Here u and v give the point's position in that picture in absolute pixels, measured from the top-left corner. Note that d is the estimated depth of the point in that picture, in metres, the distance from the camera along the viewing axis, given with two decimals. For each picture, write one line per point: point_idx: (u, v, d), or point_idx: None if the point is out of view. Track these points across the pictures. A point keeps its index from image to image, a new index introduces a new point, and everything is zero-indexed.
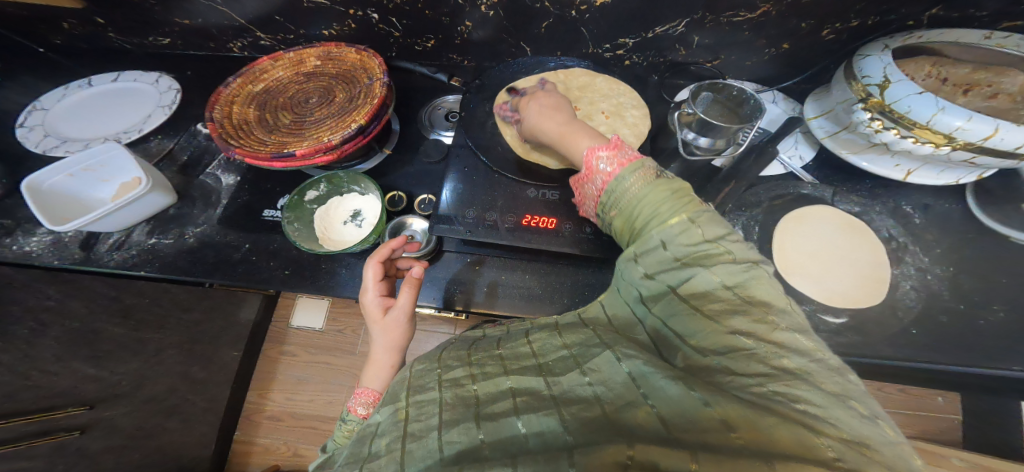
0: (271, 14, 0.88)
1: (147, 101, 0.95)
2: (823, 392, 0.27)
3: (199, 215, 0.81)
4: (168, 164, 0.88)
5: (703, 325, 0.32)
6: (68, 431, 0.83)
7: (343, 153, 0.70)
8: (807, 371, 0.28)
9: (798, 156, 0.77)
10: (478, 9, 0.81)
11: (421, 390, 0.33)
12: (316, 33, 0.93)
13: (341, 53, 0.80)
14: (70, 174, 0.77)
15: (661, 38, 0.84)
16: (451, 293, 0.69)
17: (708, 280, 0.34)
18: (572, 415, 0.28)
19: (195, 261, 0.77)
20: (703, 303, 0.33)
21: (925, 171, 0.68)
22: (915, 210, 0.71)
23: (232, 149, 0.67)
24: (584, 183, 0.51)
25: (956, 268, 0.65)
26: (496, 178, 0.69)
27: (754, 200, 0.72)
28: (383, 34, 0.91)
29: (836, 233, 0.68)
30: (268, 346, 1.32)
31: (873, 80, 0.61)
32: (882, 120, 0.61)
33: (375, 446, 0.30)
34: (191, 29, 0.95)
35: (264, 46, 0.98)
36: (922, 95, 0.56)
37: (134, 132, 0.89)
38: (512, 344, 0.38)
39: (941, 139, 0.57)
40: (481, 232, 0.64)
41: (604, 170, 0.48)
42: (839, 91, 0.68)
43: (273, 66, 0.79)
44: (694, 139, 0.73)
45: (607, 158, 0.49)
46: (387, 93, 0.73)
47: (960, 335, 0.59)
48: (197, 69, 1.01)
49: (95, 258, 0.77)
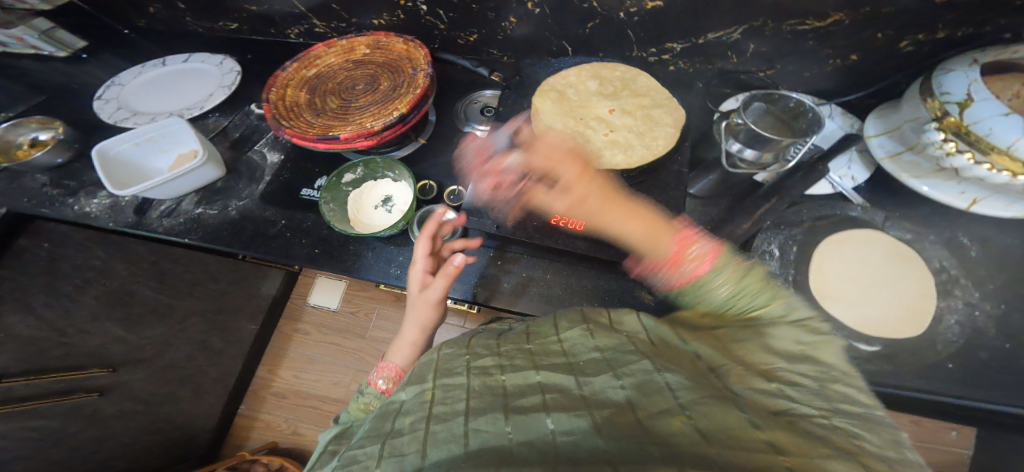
0: (327, 1, 0.92)
1: (210, 80, 1.00)
2: (884, 438, 0.28)
3: (243, 190, 0.86)
4: (221, 139, 0.93)
5: (770, 359, 0.37)
6: (89, 391, 0.86)
7: (383, 140, 0.72)
8: (862, 416, 0.31)
9: (851, 176, 0.73)
10: (524, 5, 0.81)
11: (448, 374, 0.34)
12: (367, 22, 0.96)
13: (390, 43, 0.83)
14: (135, 143, 0.82)
15: (710, 45, 0.82)
16: (473, 285, 0.70)
17: (785, 334, 0.40)
18: (603, 417, 0.27)
19: (235, 232, 0.81)
20: (777, 347, 0.38)
21: (993, 201, 0.62)
22: (973, 243, 0.66)
23: (282, 129, 0.71)
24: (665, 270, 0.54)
25: (1008, 307, 0.61)
26: (527, 175, 0.69)
27: (794, 219, 0.70)
28: (430, 26, 0.93)
29: (883, 261, 0.64)
30: (285, 322, 1.37)
31: (953, 97, 0.57)
32: (956, 141, 0.58)
33: (398, 423, 0.31)
34: (257, 15, 1.00)
35: (318, 32, 1.03)
36: (1009, 115, 0.51)
37: (196, 109, 0.94)
38: (541, 339, 0.39)
39: (1020, 167, 0.54)
40: (510, 228, 0.65)
41: (692, 265, 0.51)
42: (910, 107, 0.65)
43: (326, 51, 0.82)
44: (738, 149, 0.68)
45: (697, 254, 0.51)
46: (430, 84, 0.74)
47: (1000, 379, 0.58)
48: (256, 53, 1.06)
49: (145, 222, 0.83)
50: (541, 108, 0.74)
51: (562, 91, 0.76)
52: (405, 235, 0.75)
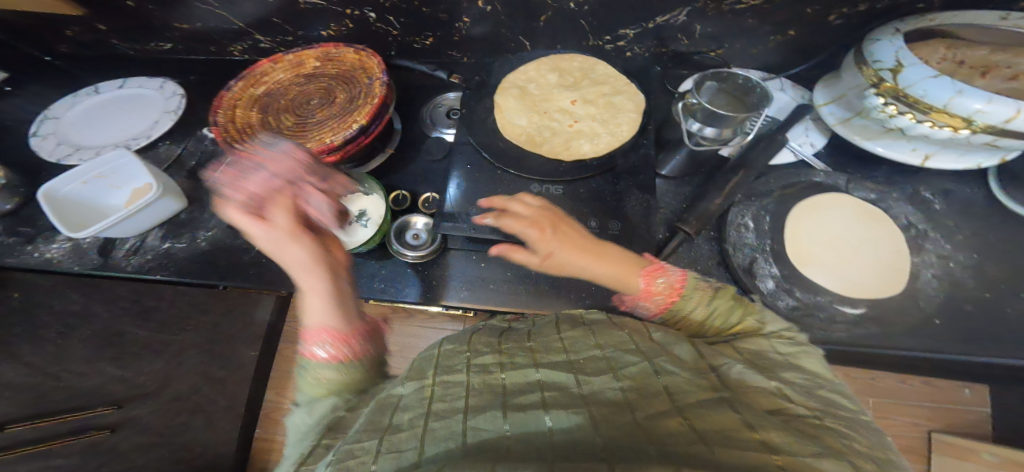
0: (269, 15, 0.88)
1: (152, 106, 0.95)
2: (873, 440, 0.28)
3: (210, 219, 0.83)
4: (178, 169, 0.89)
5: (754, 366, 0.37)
6: (98, 429, 0.84)
7: (346, 154, 0.71)
8: (852, 419, 0.30)
9: (809, 142, 0.76)
10: (475, 4, 0.80)
11: (449, 371, 0.35)
12: (316, 34, 0.92)
13: (340, 54, 0.80)
14: (84, 181, 0.78)
15: (662, 28, 0.82)
16: (454, 289, 0.69)
17: (763, 346, 0.40)
18: (601, 414, 0.28)
19: (207, 263, 0.78)
20: (760, 358, 0.38)
21: (944, 155, 0.65)
22: (934, 195, 0.70)
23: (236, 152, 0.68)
24: (637, 302, 0.51)
25: (981, 256, 0.64)
26: (499, 175, 0.68)
27: (764, 190, 0.71)
28: (381, 33, 0.90)
29: (855, 224, 0.68)
30: (286, 346, 1.32)
31: (885, 65, 0.59)
32: (896, 104, 0.60)
33: (395, 418, 0.31)
34: (192, 33, 0.95)
35: (264, 48, 0.98)
36: (938, 77, 0.54)
37: (142, 138, 0.90)
38: (543, 338, 0.41)
39: (960, 122, 0.56)
40: (485, 228, 0.63)
41: (663, 295, 0.49)
42: (851, 75, 0.67)
43: (273, 67, 0.79)
44: (698, 129, 0.68)
45: (663, 282, 0.50)
46: (387, 92, 0.72)
47: (990, 326, 0.59)
48: (200, 73, 1.02)
49: (112, 263, 0.79)
50: (505, 107, 0.75)
51: (523, 86, 0.79)
52: (383, 249, 0.73)
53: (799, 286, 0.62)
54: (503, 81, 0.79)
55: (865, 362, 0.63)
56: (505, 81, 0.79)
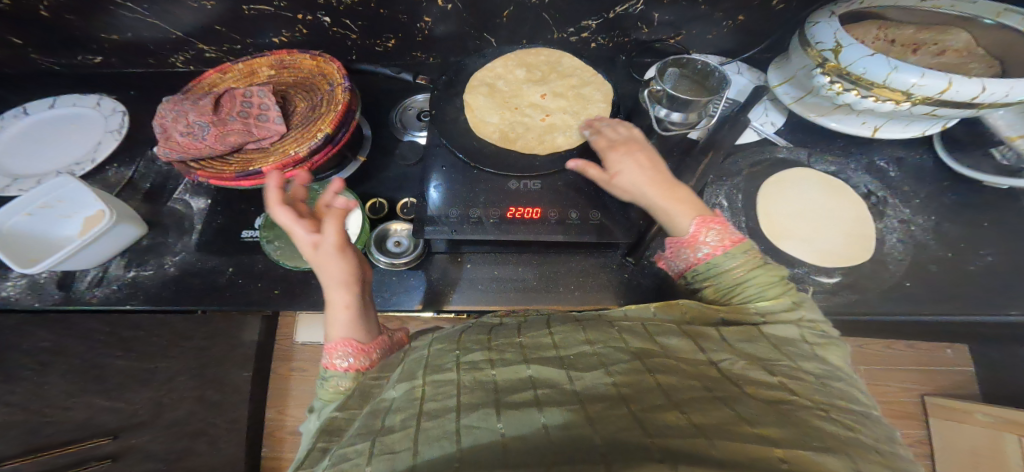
0: (210, 23, 0.82)
1: (93, 126, 0.89)
2: (877, 431, 0.30)
3: (175, 243, 0.79)
4: (131, 193, 0.83)
5: (777, 355, 0.38)
6: (100, 460, 0.86)
7: (314, 165, 0.68)
8: (861, 412, 0.32)
9: (770, 122, 0.79)
10: (435, 4, 0.77)
11: (438, 370, 0.36)
12: (266, 41, 0.87)
13: (296, 61, 0.77)
14: (27, 213, 0.72)
15: (621, 18, 0.82)
16: (442, 292, 0.69)
17: (789, 330, 0.41)
18: (596, 410, 0.29)
19: (180, 290, 0.75)
20: (784, 344, 0.39)
21: (891, 126, 0.69)
22: (888, 163, 0.75)
23: (194, 172, 0.66)
24: (681, 247, 0.52)
25: (939, 219, 0.69)
26: (475, 174, 0.68)
27: (734, 170, 0.74)
28: (339, 37, 0.86)
29: (817, 194, 0.71)
30: (278, 364, 1.32)
31: (825, 47, 0.62)
32: (841, 82, 0.62)
33: (388, 420, 0.32)
34: (122, 43, 0.88)
35: (209, 58, 0.93)
36: (875, 55, 0.57)
37: (87, 163, 0.84)
38: (533, 333, 0.41)
39: (900, 95, 0.59)
40: (467, 229, 0.63)
41: (713, 242, 0.49)
42: (798, 57, 0.70)
43: (221, 78, 0.75)
44: (665, 115, 0.70)
45: (717, 233, 0.50)
46: (351, 98, 0.70)
47: (950, 281, 0.64)
48: (141, 88, 0.95)
49: (75, 297, 0.73)
50: (475, 105, 0.74)
51: (491, 83, 0.78)
52: (365, 259, 0.71)
53: (778, 260, 0.64)
54: (471, 79, 0.77)
55: (844, 327, 0.67)
56: (473, 78, 0.78)
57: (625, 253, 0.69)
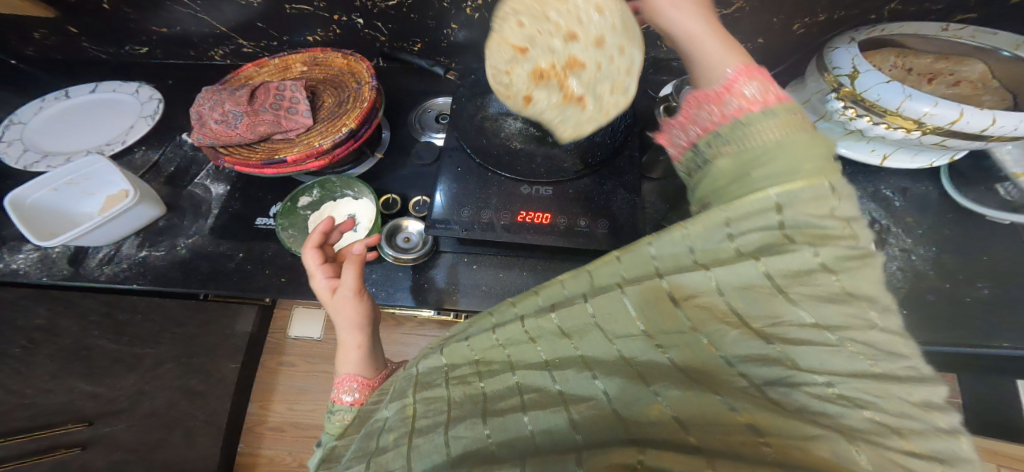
0: (252, 20, 0.88)
1: (128, 110, 0.94)
2: (905, 402, 0.24)
3: (190, 226, 0.81)
4: (154, 176, 0.87)
5: (776, 310, 0.28)
6: (67, 447, 0.89)
7: (335, 158, 0.70)
8: (893, 376, 0.25)
9: None
10: (464, 11, 0.82)
11: (427, 386, 0.36)
12: (301, 39, 0.92)
13: (327, 59, 0.81)
14: (54, 188, 0.76)
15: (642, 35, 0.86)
16: (447, 293, 0.69)
17: (805, 257, 0.28)
18: (581, 414, 0.30)
19: (188, 272, 0.76)
20: (790, 286, 0.28)
21: (899, 155, 0.71)
22: (894, 193, 0.75)
23: (222, 158, 0.68)
24: (706, 104, 0.39)
25: (939, 249, 0.69)
26: (490, 177, 0.69)
27: None
28: (370, 38, 0.91)
29: None
30: (268, 356, 1.28)
31: (842, 71, 0.63)
32: (855, 107, 0.63)
33: (382, 441, 0.33)
34: (169, 36, 0.94)
35: (247, 54, 0.97)
36: (890, 83, 0.58)
37: (117, 144, 0.88)
38: (506, 327, 0.37)
39: (912, 124, 0.60)
40: (478, 231, 0.65)
41: (748, 95, 0.36)
42: (813, 82, 0.69)
43: (257, 72, 0.79)
44: None
45: (757, 85, 0.36)
46: (377, 97, 0.73)
47: (960, 317, 0.62)
48: (178, 78, 1.00)
49: (84, 272, 0.77)
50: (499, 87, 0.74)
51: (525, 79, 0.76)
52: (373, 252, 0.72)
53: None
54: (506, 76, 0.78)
55: None
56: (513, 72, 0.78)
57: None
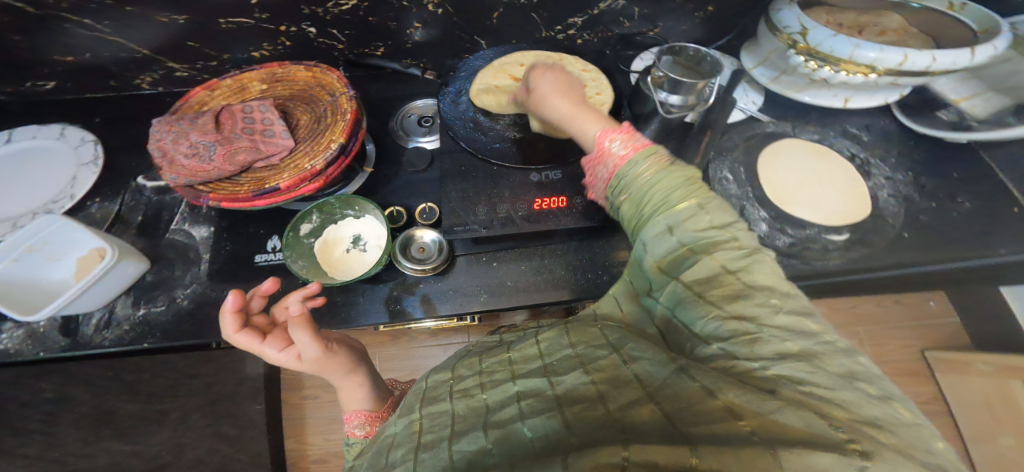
0: (182, 39, 0.83)
1: (63, 159, 0.88)
2: (832, 375, 0.28)
3: (183, 276, 0.79)
4: (123, 228, 0.83)
5: (706, 311, 0.35)
6: None
7: (328, 178, 0.70)
8: (811, 352, 0.30)
9: (752, 101, 0.82)
10: (425, 8, 0.79)
11: (433, 402, 0.39)
12: (243, 55, 0.89)
13: (289, 73, 0.79)
14: (14, 258, 0.71)
15: (604, 14, 0.84)
16: (476, 294, 0.71)
17: (706, 265, 0.37)
18: (575, 415, 0.31)
19: (196, 323, 0.76)
20: (706, 290, 0.36)
21: (860, 96, 0.77)
22: (860, 131, 0.79)
23: (204, 195, 0.66)
24: (595, 166, 0.52)
25: (916, 173, 0.74)
26: (495, 170, 0.69)
27: (731, 144, 0.77)
28: (325, 47, 0.88)
29: (811, 160, 0.76)
30: (289, 394, 1.38)
31: (793, 29, 0.69)
32: (814, 60, 0.69)
33: (390, 457, 0.34)
34: (77, 65, 0.87)
35: (180, 77, 0.94)
36: (838, 35, 0.64)
37: (66, 199, 0.83)
38: (521, 346, 0.45)
39: (866, 68, 0.65)
40: (497, 226, 0.65)
41: (617, 152, 0.49)
42: (768, 41, 0.78)
43: (210, 95, 0.76)
44: (666, 98, 0.72)
45: (621, 141, 0.49)
46: (357, 106, 0.72)
47: (952, 231, 0.67)
48: (105, 114, 0.94)
49: (84, 341, 0.75)
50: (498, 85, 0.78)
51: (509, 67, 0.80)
52: (394, 269, 0.73)
53: (789, 224, 0.67)
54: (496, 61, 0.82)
55: (856, 286, 0.71)
56: (504, 60, 0.81)
57: None
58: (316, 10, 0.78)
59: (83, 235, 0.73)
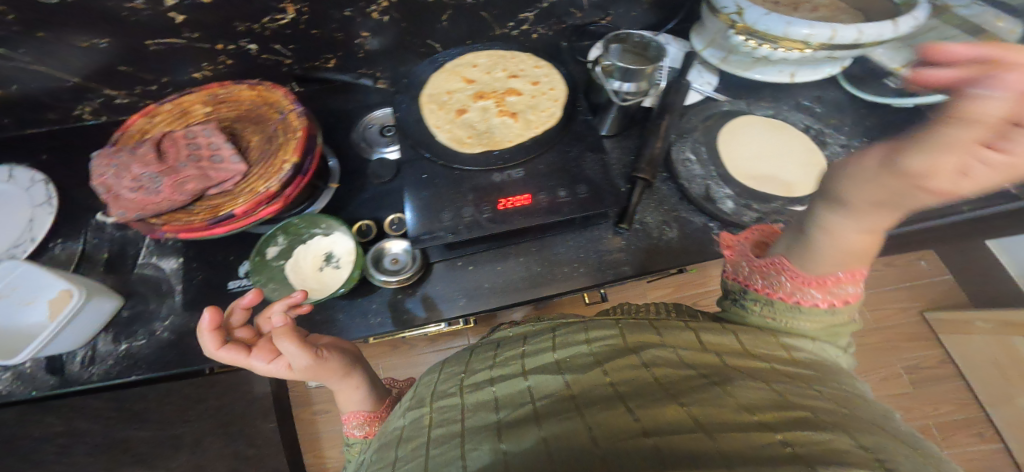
0: (112, 64, 0.80)
1: (15, 202, 0.86)
2: (872, 412, 0.32)
3: (158, 309, 0.78)
4: (90, 266, 0.82)
5: (777, 345, 0.40)
6: None
7: (287, 199, 0.70)
8: (852, 393, 0.34)
9: (707, 82, 0.82)
10: (370, 17, 0.79)
11: (442, 397, 0.40)
12: (184, 77, 0.87)
13: (232, 94, 0.79)
14: None
15: (555, 6, 0.85)
16: (453, 301, 0.71)
17: (809, 340, 0.42)
18: (594, 418, 0.30)
19: (179, 353, 0.76)
20: (790, 340, 0.42)
21: (804, 71, 0.78)
22: (813, 103, 0.83)
23: (161, 228, 0.67)
24: (779, 281, 0.45)
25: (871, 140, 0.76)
26: (457, 174, 0.69)
27: (690, 127, 0.78)
28: (272, 63, 0.87)
29: (770, 135, 0.77)
30: (299, 410, 1.39)
31: (730, 10, 0.70)
32: (753, 39, 0.72)
33: (401, 451, 0.35)
34: (12, 100, 0.85)
35: (120, 104, 0.91)
36: (771, 14, 0.66)
37: (27, 242, 0.82)
38: (534, 339, 0.45)
39: (801, 45, 0.69)
40: (463, 231, 0.65)
41: (815, 296, 0.43)
42: (712, 22, 0.78)
43: (150, 122, 0.75)
44: (620, 87, 0.70)
45: (823, 295, 0.42)
46: (308, 123, 0.73)
47: None
48: (52, 150, 0.93)
49: (70, 378, 0.75)
50: (450, 89, 0.78)
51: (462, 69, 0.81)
52: (364, 283, 0.73)
53: (754, 198, 0.70)
54: (449, 64, 0.81)
55: None
56: (456, 63, 0.82)
57: (616, 222, 0.73)
58: (254, 27, 0.78)
59: (50, 278, 0.72)
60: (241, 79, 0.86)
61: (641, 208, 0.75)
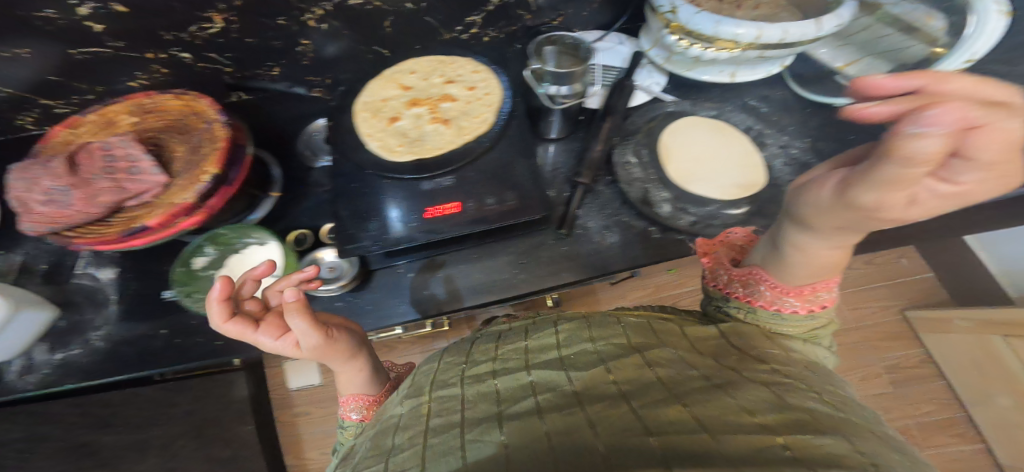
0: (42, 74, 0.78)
1: None
2: (865, 418, 0.32)
3: (95, 319, 0.76)
4: (29, 278, 0.79)
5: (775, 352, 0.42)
6: None
7: (211, 210, 0.69)
8: (844, 399, 0.34)
9: (655, 82, 0.83)
10: (313, 27, 0.81)
11: (442, 387, 0.39)
12: (123, 85, 0.85)
13: (159, 103, 0.76)
14: None
15: (502, 8, 0.85)
16: (393, 306, 0.73)
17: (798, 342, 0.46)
18: (598, 413, 0.30)
19: (117, 362, 0.74)
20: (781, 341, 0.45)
21: (744, 70, 0.79)
22: (759, 102, 0.84)
23: (77, 240, 0.66)
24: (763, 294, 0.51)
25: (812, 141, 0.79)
26: (387, 184, 0.69)
27: (634, 129, 0.80)
28: (210, 72, 0.87)
29: (712, 140, 0.79)
30: (281, 413, 1.36)
31: (666, 9, 0.70)
32: (687, 38, 0.72)
33: (396, 440, 0.34)
34: None
35: (60, 114, 0.87)
36: (701, 12, 0.66)
37: None
38: (539, 334, 0.45)
39: (730, 44, 0.68)
40: (385, 244, 0.64)
41: (794, 305, 0.49)
42: (653, 23, 0.78)
43: (73, 133, 0.73)
44: (555, 90, 0.71)
45: (796, 302, 0.49)
46: (234, 132, 0.71)
47: None
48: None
49: (7, 385, 0.74)
50: (387, 97, 0.78)
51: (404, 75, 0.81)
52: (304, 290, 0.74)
53: (690, 203, 0.72)
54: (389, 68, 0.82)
55: None
56: (392, 69, 0.82)
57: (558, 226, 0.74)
58: (180, 36, 0.77)
59: None
60: (177, 88, 0.85)
61: (583, 212, 0.76)
